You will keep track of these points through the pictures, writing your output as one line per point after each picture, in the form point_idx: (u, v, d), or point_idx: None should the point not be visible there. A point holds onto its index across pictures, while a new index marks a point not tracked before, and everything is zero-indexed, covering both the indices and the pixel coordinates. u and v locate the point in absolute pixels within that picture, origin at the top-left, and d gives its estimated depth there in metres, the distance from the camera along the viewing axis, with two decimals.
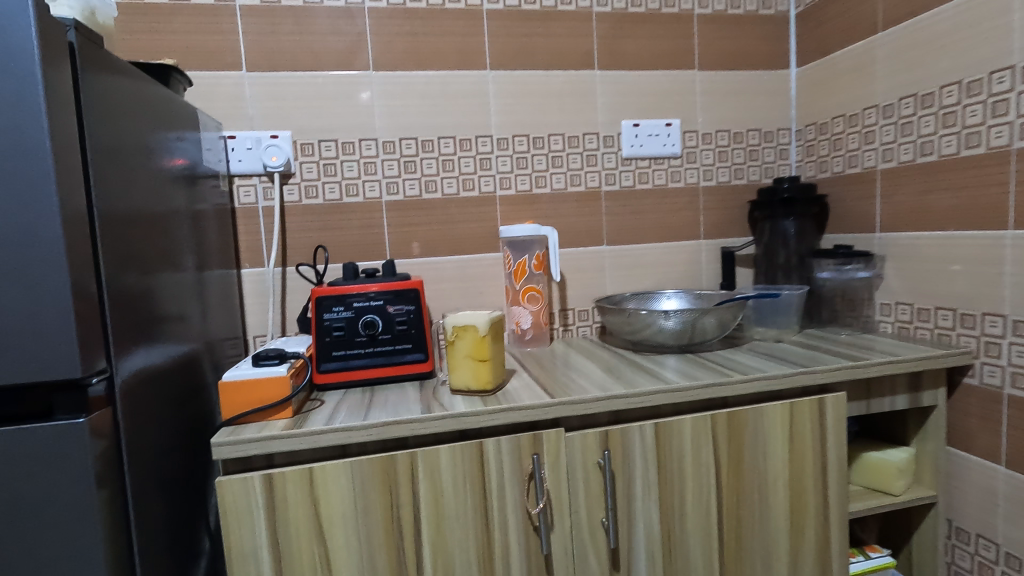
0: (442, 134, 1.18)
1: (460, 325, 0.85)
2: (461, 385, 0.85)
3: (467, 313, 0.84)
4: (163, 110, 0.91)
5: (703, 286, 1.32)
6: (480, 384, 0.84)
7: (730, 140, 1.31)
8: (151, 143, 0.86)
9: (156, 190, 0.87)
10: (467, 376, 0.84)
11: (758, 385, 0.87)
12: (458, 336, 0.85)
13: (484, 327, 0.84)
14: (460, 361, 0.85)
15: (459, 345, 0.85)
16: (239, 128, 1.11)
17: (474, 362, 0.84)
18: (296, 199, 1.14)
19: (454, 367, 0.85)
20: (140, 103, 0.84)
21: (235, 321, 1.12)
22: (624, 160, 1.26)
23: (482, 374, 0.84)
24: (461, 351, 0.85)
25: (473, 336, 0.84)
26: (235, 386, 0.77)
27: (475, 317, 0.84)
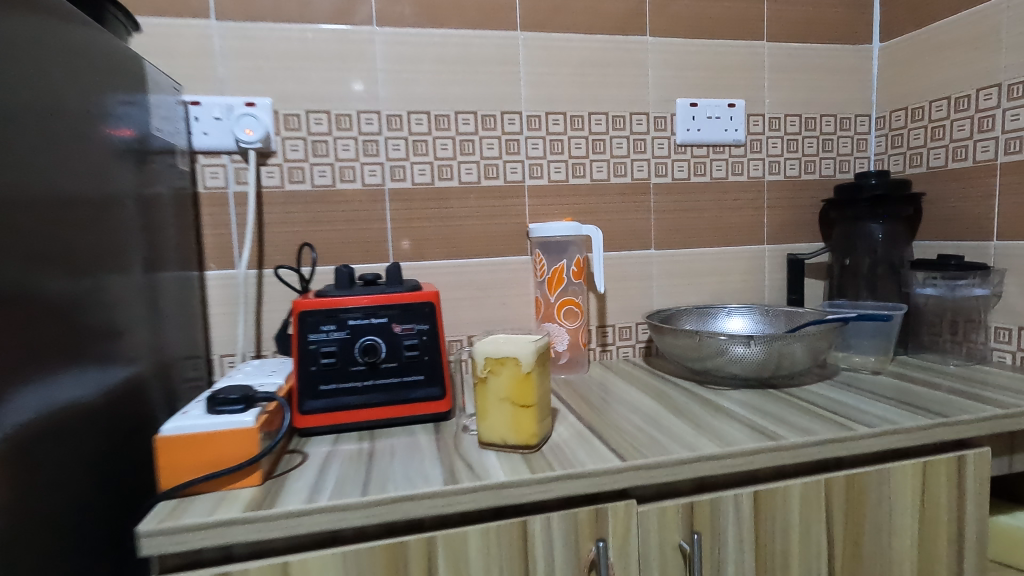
0: (460, 108, 0.96)
1: (495, 358, 0.62)
2: (495, 438, 0.63)
3: (505, 343, 0.62)
4: (103, 61, 0.68)
5: (766, 300, 1.11)
6: (520, 440, 0.62)
7: (801, 126, 1.10)
8: (84, 105, 0.63)
9: (93, 165, 0.64)
10: (502, 428, 0.62)
11: (886, 441, 0.66)
12: (493, 373, 0.63)
13: (529, 362, 0.62)
14: (494, 407, 0.62)
15: (494, 385, 0.63)
16: (206, 92, 0.87)
17: (513, 409, 0.62)
18: (276, 183, 0.90)
19: (485, 413, 0.63)
20: (70, 50, 0.61)
21: (197, 337, 0.88)
22: (678, 146, 1.05)
23: (524, 427, 0.62)
24: (496, 393, 0.63)
25: (514, 374, 0.62)
26: (181, 442, 0.55)
27: (517, 349, 0.62)
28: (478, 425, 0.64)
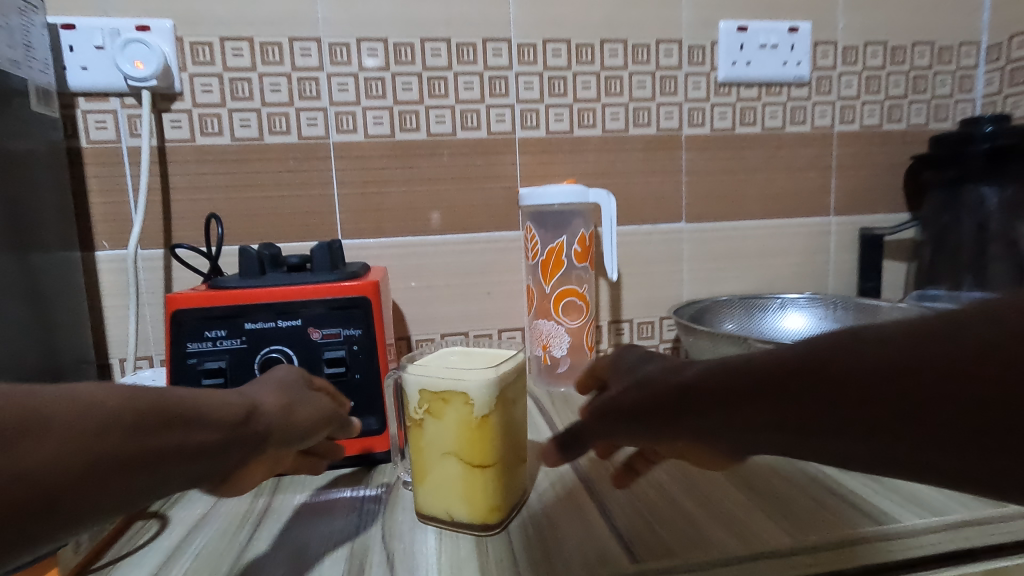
0: (427, 34, 0.72)
1: (434, 394, 0.41)
2: (436, 509, 0.42)
3: (447, 373, 0.40)
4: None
5: (830, 288, 0.86)
6: (472, 517, 0.41)
7: (885, 59, 0.83)
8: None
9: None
10: (446, 497, 0.42)
11: None
12: (432, 415, 0.42)
13: (484, 402, 0.40)
14: (435, 464, 0.42)
15: (434, 433, 0.42)
16: (81, 11, 0.65)
17: (462, 468, 0.41)
18: (184, 136, 0.69)
19: (421, 473, 0.43)
20: None
21: (86, 337, 0.68)
22: (719, 86, 0.80)
23: (478, 499, 0.41)
24: (437, 446, 0.42)
25: (462, 421, 0.41)
26: None
27: (464, 383, 0.40)
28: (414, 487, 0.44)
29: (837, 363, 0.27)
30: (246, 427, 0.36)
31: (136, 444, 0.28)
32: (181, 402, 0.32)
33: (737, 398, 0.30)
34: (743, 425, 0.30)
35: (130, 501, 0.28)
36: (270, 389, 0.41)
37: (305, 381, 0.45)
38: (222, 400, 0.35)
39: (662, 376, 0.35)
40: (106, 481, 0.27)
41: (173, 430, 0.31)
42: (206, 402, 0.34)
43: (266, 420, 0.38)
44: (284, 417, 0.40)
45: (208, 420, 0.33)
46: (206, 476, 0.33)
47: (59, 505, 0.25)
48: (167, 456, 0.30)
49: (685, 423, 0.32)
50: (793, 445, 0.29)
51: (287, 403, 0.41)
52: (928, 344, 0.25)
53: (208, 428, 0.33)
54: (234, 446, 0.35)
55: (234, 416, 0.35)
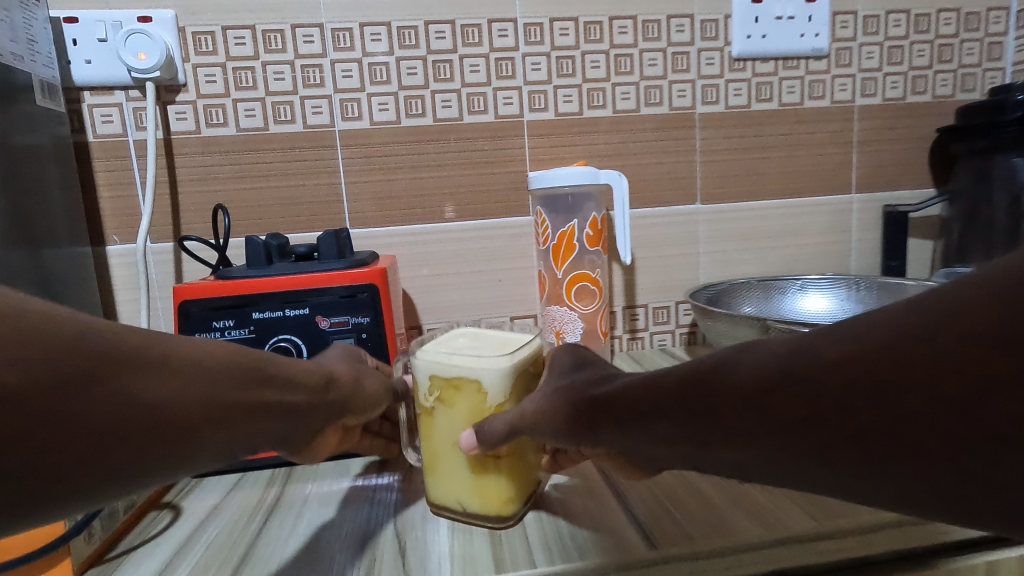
0: (430, 16, 0.71)
1: (446, 382, 0.40)
2: (448, 501, 0.42)
3: (459, 358, 0.40)
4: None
5: (852, 268, 0.84)
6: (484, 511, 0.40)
7: (908, 27, 0.79)
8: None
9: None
10: (457, 488, 0.41)
11: None
12: (443, 402, 0.41)
13: (498, 386, 0.40)
14: (446, 452, 0.41)
15: (444, 420, 0.41)
16: (84, 5, 0.64)
17: (476, 458, 0.40)
18: (190, 128, 0.68)
19: (433, 462, 0.42)
20: None
21: None
22: (733, 61, 0.77)
23: (491, 491, 0.40)
24: (449, 433, 0.41)
25: (475, 406, 0.40)
26: None
27: (476, 367, 0.39)
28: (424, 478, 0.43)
29: (736, 373, 0.29)
30: (329, 394, 0.41)
31: (246, 393, 0.34)
32: (275, 365, 0.37)
33: (648, 408, 0.32)
34: (659, 439, 0.32)
35: (234, 447, 0.33)
36: (349, 364, 0.45)
37: (363, 354, 0.48)
38: (308, 368, 0.40)
39: (582, 388, 0.38)
40: (215, 423, 0.32)
41: (271, 390, 0.36)
42: (295, 368, 0.39)
43: (351, 390, 0.42)
44: (356, 388, 0.43)
45: (297, 385, 0.38)
46: (292, 435, 0.38)
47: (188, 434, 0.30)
48: (261, 410, 0.35)
49: (606, 430, 0.35)
50: (697, 455, 0.30)
51: (357, 374, 0.44)
52: (817, 352, 0.26)
53: (296, 392, 0.38)
54: (317, 409, 0.40)
55: (319, 384, 0.40)
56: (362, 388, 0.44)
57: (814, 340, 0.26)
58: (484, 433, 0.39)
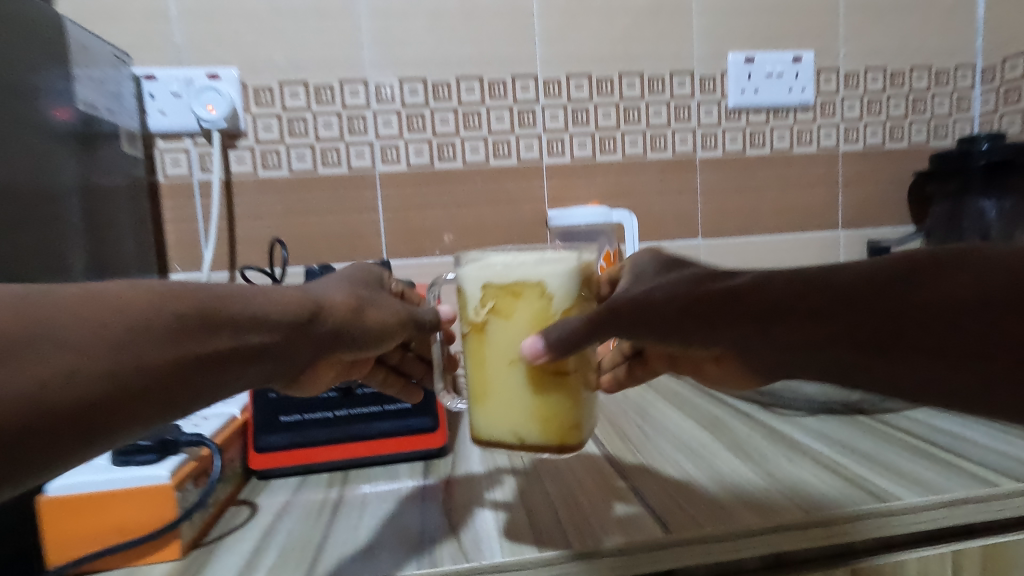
0: (462, 73, 0.80)
1: (502, 289, 0.40)
2: (504, 434, 0.42)
3: (523, 258, 0.40)
4: (25, 34, 0.54)
5: None
6: (545, 439, 0.41)
7: (885, 82, 0.89)
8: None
9: (20, 159, 0.51)
10: (517, 415, 0.41)
11: None
12: (500, 316, 0.41)
13: (561, 288, 0.40)
14: (503, 375, 0.41)
15: (502, 338, 0.41)
16: (161, 64, 0.74)
17: (536, 379, 0.40)
18: (247, 170, 0.77)
19: (489, 387, 0.42)
20: None
21: None
22: (729, 112, 0.86)
23: (554, 417, 0.40)
24: (506, 354, 0.41)
25: (535, 320, 0.40)
26: (76, 504, 0.42)
27: (543, 267, 0.39)
28: (476, 407, 0.43)
29: (918, 284, 0.30)
30: (315, 329, 0.37)
31: (180, 347, 0.29)
32: (231, 302, 0.33)
33: (800, 310, 0.33)
34: (801, 339, 0.33)
35: (181, 403, 0.29)
36: (346, 293, 0.42)
37: (373, 283, 0.48)
38: (290, 296, 0.37)
39: (694, 285, 0.37)
40: (155, 393, 0.28)
41: (223, 333, 0.31)
42: (264, 305, 0.34)
43: (342, 323, 0.40)
44: (358, 317, 0.41)
45: (269, 324, 0.34)
46: (269, 375, 0.35)
47: (129, 416, 0.27)
48: (225, 362, 0.31)
49: (731, 332, 0.35)
50: (841, 359, 0.32)
51: (357, 301, 0.42)
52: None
53: (267, 331, 0.34)
54: (298, 344, 0.36)
55: (299, 314, 0.36)
56: (365, 319, 0.42)
57: (999, 276, 0.28)
58: (551, 339, 0.38)
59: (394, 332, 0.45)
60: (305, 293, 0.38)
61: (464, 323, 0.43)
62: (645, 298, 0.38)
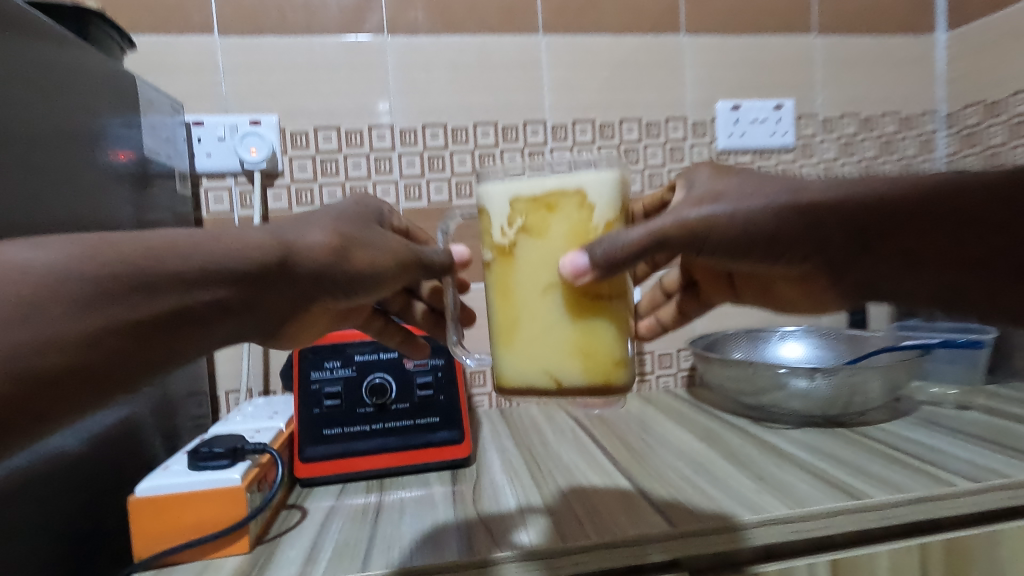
0: (478, 119, 0.89)
1: (535, 206, 0.41)
2: (539, 371, 0.43)
3: (561, 170, 0.40)
4: (96, 84, 0.62)
5: (823, 321, 0.99)
6: (589, 373, 0.43)
7: (859, 126, 0.99)
8: (69, 130, 0.57)
9: (88, 197, 0.59)
10: (556, 348, 0.43)
11: (994, 501, 0.54)
12: (535, 236, 0.41)
13: (601, 200, 0.41)
14: (539, 306, 0.42)
15: (537, 262, 0.42)
16: (208, 111, 0.82)
17: (573, 308, 0.42)
18: (283, 206, 0.85)
19: (524, 318, 0.43)
20: (62, 69, 0.57)
21: (201, 373, 0.83)
22: (719, 153, 0.95)
23: (591, 347, 0.42)
24: (542, 282, 0.42)
25: (572, 237, 0.41)
26: (160, 504, 0.48)
27: (582, 177, 0.40)
28: (510, 344, 0.44)
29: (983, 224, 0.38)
30: (273, 278, 0.39)
31: (120, 320, 0.32)
32: (174, 260, 0.35)
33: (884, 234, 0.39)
34: (879, 256, 0.40)
35: (146, 364, 0.34)
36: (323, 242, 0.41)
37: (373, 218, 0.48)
38: (258, 244, 0.38)
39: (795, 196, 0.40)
40: (108, 361, 0.32)
41: (168, 294, 0.34)
42: (212, 259, 0.36)
43: (314, 270, 0.40)
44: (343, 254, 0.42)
45: (227, 277, 0.37)
46: (237, 329, 0.39)
47: (94, 375, 0.32)
48: (172, 323, 0.34)
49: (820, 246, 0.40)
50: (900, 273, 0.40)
51: (343, 239, 0.42)
52: None
53: (221, 284, 0.36)
54: (258, 294, 0.38)
55: (259, 263, 0.38)
56: (348, 261, 0.42)
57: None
58: (597, 259, 0.39)
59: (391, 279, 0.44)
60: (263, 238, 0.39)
61: (493, 249, 0.44)
62: (742, 208, 0.40)
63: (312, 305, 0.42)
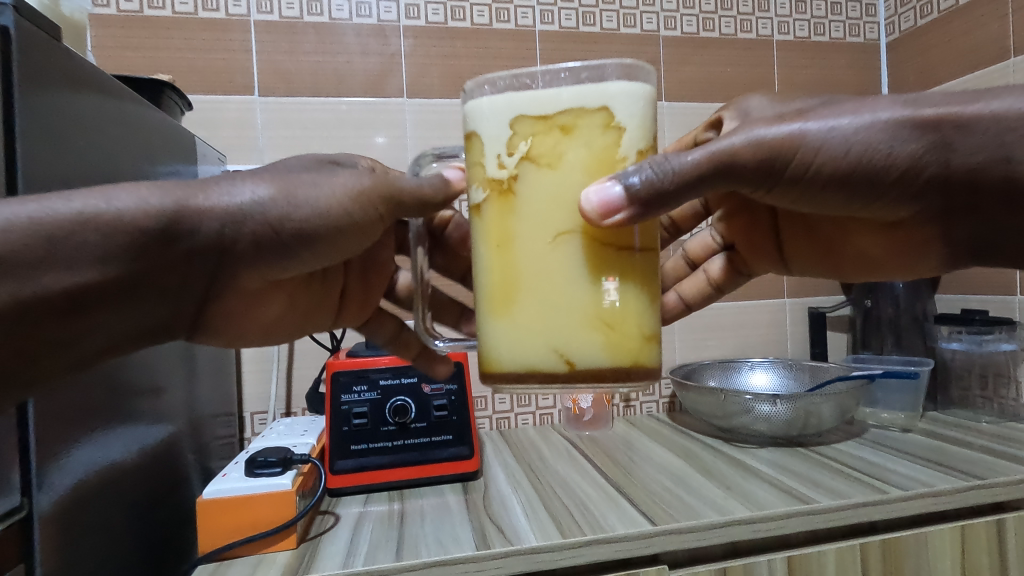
0: None
1: (549, 126, 0.38)
2: (549, 338, 0.40)
3: (581, 83, 0.37)
4: (185, 148, 0.78)
5: (788, 353, 1.11)
6: (606, 344, 0.40)
7: None
8: (148, 174, 0.67)
9: None
10: (569, 314, 0.39)
11: (920, 505, 0.64)
12: (547, 167, 0.38)
13: (629, 122, 0.38)
14: (550, 255, 0.39)
15: (548, 202, 0.38)
16: (248, 162, 0.93)
17: (596, 256, 0.39)
18: None
19: (529, 272, 0.39)
20: (150, 134, 0.69)
21: (231, 396, 0.92)
22: None
23: (613, 308, 0.39)
24: (554, 227, 0.38)
25: (593, 168, 0.38)
26: (223, 505, 0.57)
27: (609, 91, 0.37)
28: (511, 308, 0.40)
29: None
30: (158, 250, 0.39)
31: None
32: (33, 245, 0.35)
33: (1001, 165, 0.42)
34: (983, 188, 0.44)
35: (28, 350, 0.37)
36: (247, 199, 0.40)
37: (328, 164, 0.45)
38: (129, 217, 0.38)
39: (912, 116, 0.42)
40: None
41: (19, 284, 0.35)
42: (72, 237, 0.36)
43: (212, 242, 0.40)
44: (248, 211, 0.40)
45: (102, 259, 0.37)
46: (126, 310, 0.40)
47: None
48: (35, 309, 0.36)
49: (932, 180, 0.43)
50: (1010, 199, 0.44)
51: (259, 194, 0.41)
52: None
53: (94, 267, 0.37)
54: (141, 277, 0.39)
55: (123, 238, 0.37)
56: (262, 212, 0.41)
57: None
58: (631, 194, 0.37)
59: (326, 235, 0.43)
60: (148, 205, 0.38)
61: (493, 184, 0.40)
62: (848, 132, 0.41)
63: (230, 272, 0.43)
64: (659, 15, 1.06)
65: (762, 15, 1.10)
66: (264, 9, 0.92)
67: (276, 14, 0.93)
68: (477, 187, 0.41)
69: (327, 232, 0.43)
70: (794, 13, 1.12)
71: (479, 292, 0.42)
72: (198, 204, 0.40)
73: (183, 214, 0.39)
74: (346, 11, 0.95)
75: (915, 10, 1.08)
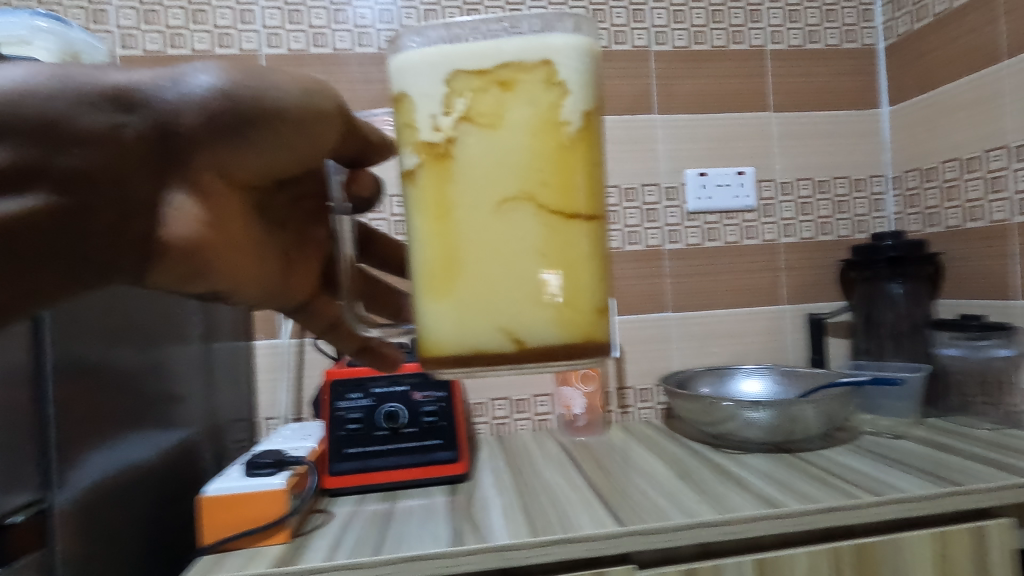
0: None
1: (489, 81, 0.34)
2: (501, 319, 0.36)
3: (522, 36, 0.34)
4: None
5: (788, 360, 1.12)
6: (558, 321, 0.36)
7: (814, 189, 1.13)
8: None
9: None
10: (517, 290, 0.36)
11: (894, 511, 0.65)
12: (487, 128, 0.35)
13: (571, 81, 0.35)
14: (493, 226, 0.35)
15: (489, 168, 0.35)
16: None
17: (548, 228, 0.35)
18: None
19: (470, 245, 0.36)
20: None
21: (245, 403, 0.99)
22: (690, 214, 1.10)
23: (570, 287, 0.36)
24: (496, 195, 0.35)
25: (539, 129, 0.34)
26: (224, 502, 0.63)
27: (550, 43, 0.34)
28: (453, 286, 0.36)
29: None
30: (83, 124, 0.37)
31: None
32: None
33: None
34: None
35: None
36: (197, 76, 0.40)
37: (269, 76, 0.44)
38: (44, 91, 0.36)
39: None
40: None
41: None
42: None
43: (153, 124, 0.39)
44: (184, 91, 0.40)
45: None
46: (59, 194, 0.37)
47: None
48: None
49: None
50: None
51: (193, 74, 0.40)
52: None
53: None
54: (75, 163, 0.37)
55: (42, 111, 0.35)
56: (199, 93, 0.39)
57: None
58: None
59: (278, 121, 0.41)
60: (71, 75, 0.37)
61: (427, 148, 0.36)
62: None
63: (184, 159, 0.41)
64: (650, 31, 1.09)
65: (754, 26, 1.12)
66: (273, 44, 1.00)
67: (284, 47, 1.00)
68: (410, 152, 0.37)
69: (288, 120, 0.41)
70: (787, 23, 1.13)
71: (415, 272, 0.38)
72: (135, 79, 0.39)
73: (126, 87, 0.39)
74: (347, 42, 1.01)
75: (911, 15, 1.08)
